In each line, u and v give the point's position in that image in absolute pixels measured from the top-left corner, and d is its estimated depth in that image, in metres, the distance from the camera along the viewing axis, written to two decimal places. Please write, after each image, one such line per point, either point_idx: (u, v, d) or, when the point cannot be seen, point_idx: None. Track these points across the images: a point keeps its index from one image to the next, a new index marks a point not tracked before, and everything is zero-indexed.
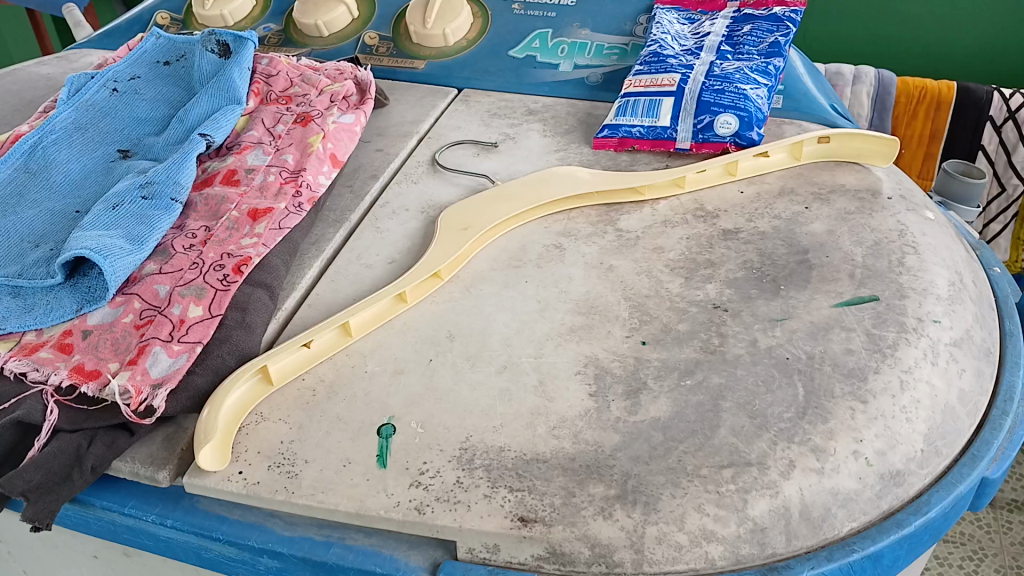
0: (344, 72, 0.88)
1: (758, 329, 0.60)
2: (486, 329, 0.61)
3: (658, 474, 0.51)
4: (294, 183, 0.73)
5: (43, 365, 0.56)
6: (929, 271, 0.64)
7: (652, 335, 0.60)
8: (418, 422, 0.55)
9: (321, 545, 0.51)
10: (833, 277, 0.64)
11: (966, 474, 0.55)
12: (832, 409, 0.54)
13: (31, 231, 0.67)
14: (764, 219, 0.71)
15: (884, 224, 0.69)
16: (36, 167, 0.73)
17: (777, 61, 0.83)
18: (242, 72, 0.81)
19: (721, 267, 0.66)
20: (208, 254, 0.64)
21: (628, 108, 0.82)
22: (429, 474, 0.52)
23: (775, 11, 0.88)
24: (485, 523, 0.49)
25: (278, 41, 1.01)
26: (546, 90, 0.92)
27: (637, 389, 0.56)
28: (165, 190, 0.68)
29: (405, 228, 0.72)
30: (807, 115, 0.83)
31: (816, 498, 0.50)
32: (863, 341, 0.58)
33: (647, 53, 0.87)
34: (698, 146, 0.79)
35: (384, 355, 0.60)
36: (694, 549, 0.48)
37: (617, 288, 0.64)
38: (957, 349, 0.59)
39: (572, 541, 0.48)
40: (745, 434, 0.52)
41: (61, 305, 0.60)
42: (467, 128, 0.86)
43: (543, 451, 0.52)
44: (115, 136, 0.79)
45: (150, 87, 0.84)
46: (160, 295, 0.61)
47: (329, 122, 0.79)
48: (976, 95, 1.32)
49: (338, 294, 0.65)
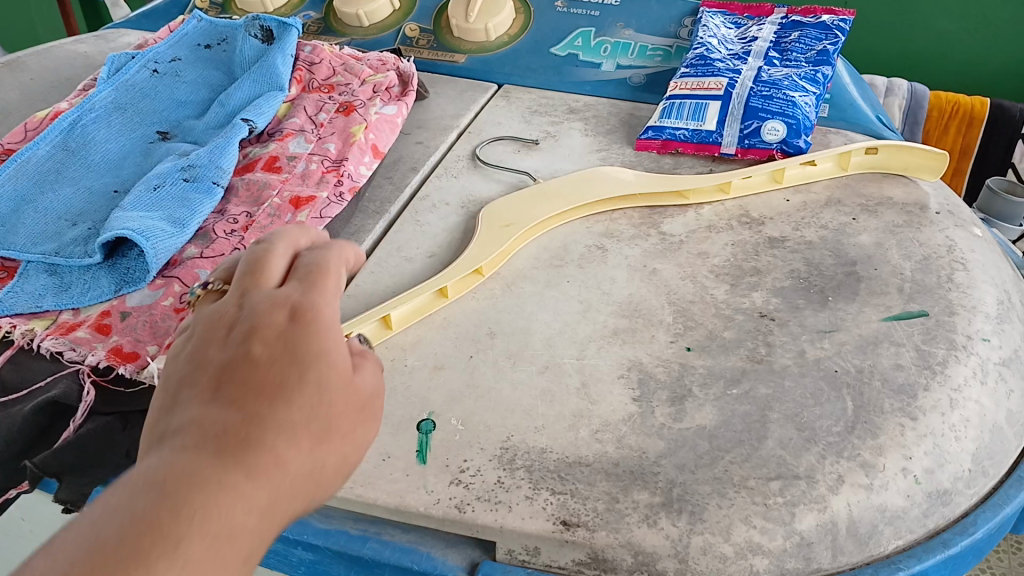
0: (386, 63, 0.87)
1: (805, 340, 0.59)
2: (528, 327, 0.61)
3: (703, 483, 0.50)
4: (336, 172, 0.72)
5: (80, 344, 0.56)
6: (978, 288, 0.63)
7: (697, 341, 0.59)
8: (458, 419, 0.54)
9: (358, 539, 0.50)
10: (881, 290, 0.63)
11: (1013, 495, 0.53)
12: (881, 425, 0.53)
13: (69, 209, 0.67)
14: (811, 228, 0.70)
15: (932, 238, 0.68)
16: (74, 145, 0.73)
17: (826, 69, 0.82)
18: (285, 59, 0.81)
19: (767, 275, 0.65)
20: (250, 241, 0.64)
21: (673, 111, 0.81)
22: (470, 473, 0.51)
23: (824, 18, 0.87)
24: (527, 525, 0.48)
25: (318, 29, 1.01)
26: (588, 90, 0.91)
27: (682, 396, 0.55)
28: (207, 173, 0.68)
29: (445, 223, 0.71)
30: (854, 126, 0.82)
31: (863, 515, 0.49)
32: (912, 356, 0.57)
33: (693, 56, 0.86)
34: (743, 152, 0.77)
35: (425, 350, 0.59)
36: (739, 561, 0.47)
37: (660, 292, 0.63)
38: (1006, 368, 0.58)
39: (615, 548, 0.47)
40: (793, 446, 0.52)
41: (100, 285, 0.60)
42: (508, 124, 0.85)
43: (585, 454, 0.51)
44: (154, 117, 0.78)
45: (191, 69, 0.84)
46: (200, 279, 0.61)
47: (371, 113, 0.79)
48: (1010, 113, 1.30)
49: (378, 286, 0.64)
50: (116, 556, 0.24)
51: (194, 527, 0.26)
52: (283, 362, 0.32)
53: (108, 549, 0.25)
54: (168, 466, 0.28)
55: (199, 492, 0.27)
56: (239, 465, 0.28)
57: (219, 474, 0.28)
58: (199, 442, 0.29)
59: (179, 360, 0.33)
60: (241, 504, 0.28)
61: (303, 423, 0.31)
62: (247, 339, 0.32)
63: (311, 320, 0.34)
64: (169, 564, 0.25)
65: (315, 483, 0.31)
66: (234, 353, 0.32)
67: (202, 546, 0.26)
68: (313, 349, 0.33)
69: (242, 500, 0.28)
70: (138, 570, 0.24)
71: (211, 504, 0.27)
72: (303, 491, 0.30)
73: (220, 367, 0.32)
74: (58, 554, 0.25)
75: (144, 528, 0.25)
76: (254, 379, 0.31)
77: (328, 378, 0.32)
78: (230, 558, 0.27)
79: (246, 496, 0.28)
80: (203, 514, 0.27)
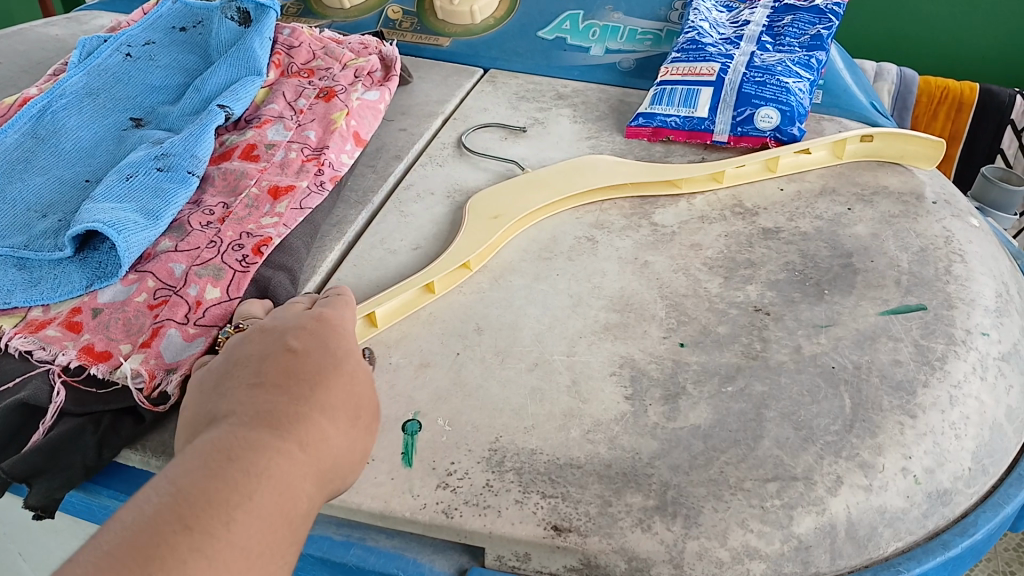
0: (368, 46, 0.84)
1: (801, 335, 0.57)
2: (516, 323, 0.59)
3: (699, 485, 0.48)
4: (316, 161, 0.70)
5: (50, 343, 0.53)
6: (976, 281, 0.61)
7: (690, 337, 0.57)
8: (445, 420, 0.52)
9: (341, 545, 0.48)
10: (878, 283, 0.61)
11: (1013, 494, 0.52)
12: (880, 423, 0.51)
13: (39, 200, 0.64)
14: (806, 219, 0.68)
15: (929, 229, 0.66)
16: (44, 133, 0.70)
17: (820, 54, 0.80)
18: (263, 42, 0.78)
19: (762, 268, 0.63)
20: (227, 233, 0.62)
21: (664, 97, 0.79)
22: (458, 476, 0.49)
23: (817, 2, 0.85)
24: (517, 530, 0.46)
25: (298, 11, 0.99)
26: (576, 74, 0.89)
27: (675, 394, 0.53)
28: (182, 162, 0.65)
29: (431, 213, 0.69)
30: (848, 113, 0.80)
31: (863, 516, 0.47)
32: (910, 352, 0.56)
33: (684, 40, 0.84)
34: (736, 139, 0.76)
35: (410, 347, 0.57)
36: (736, 566, 0.45)
37: (653, 285, 0.62)
38: (1005, 363, 0.56)
39: (609, 554, 0.46)
40: (790, 446, 0.50)
41: (70, 280, 0.57)
42: (494, 110, 0.82)
43: (577, 455, 0.50)
44: (128, 103, 0.75)
45: (166, 53, 0.81)
46: (175, 274, 0.58)
47: (352, 99, 0.76)
48: (999, 99, 1.30)
49: (361, 280, 0.62)
50: (176, 523, 0.31)
51: (252, 489, 0.33)
52: (317, 354, 0.41)
53: (170, 521, 0.31)
54: (223, 444, 0.34)
55: (242, 470, 0.33)
56: (288, 437, 0.36)
57: (274, 444, 0.35)
58: (249, 421, 0.36)
59: (217, 370, 0.41)
60: (293, 467, 0.35)
61: (341, 403, 0.39)
62: (283, 339, 0.42)
63: (333, 327, 0.44)
64: (236, 515, 0.32)
65: (350, 456, 0.39)
66: (273, 349, 0.41)
67: (263, 502, 0.33)
68: (341, 347, 0.42)
69: (293, 464, 0.35)
70: (198, 531, 0.31)
71: (264, 472, 0.34)
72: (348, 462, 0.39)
73: (261, 362, 0.40)
74: (124, 523, 0.30)
75: (200, 500, 0.32)
76: (292, 367, 0.40)
77: (359, 364, 0.42)
78: (289, 508, 0.34)
79: (300, 460, 0.35)
80: (266, 473, 0.34)
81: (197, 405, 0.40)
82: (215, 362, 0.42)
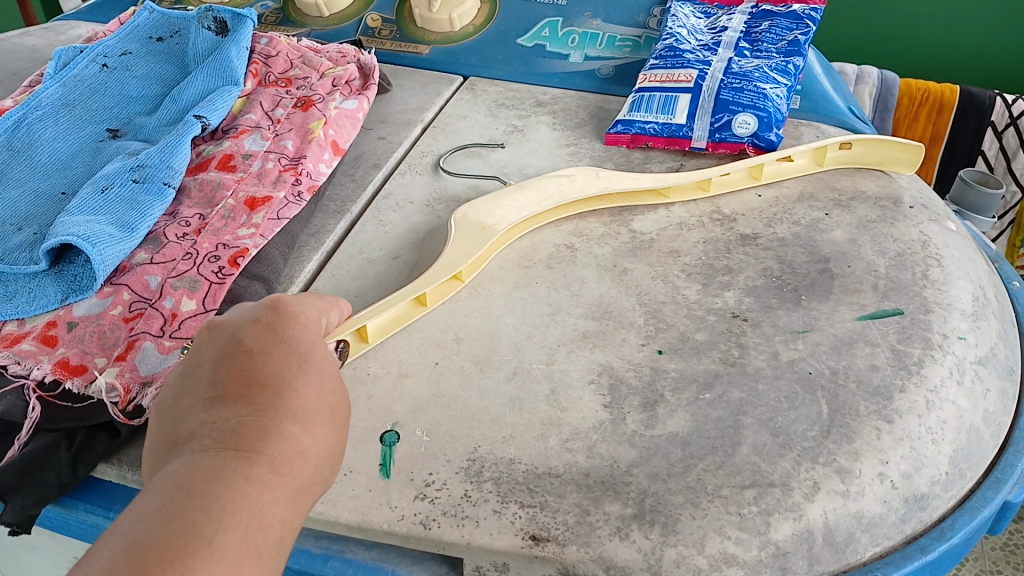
0: (346, 55, 0.84)
1: (779, 341, 0.57)
2: (495, 332, 0.59)
3: (677, 493, 0.48)
4: (294, 171, 0.70)
5: (25, 358, 0.53)
6: (953, 285, 0.62)
7: (668, 344, 0.57)
8: (423, 430, 0.52)
9: (319, 558, 0.48)
10: (856, 288, 0.62)
11: (989, 498, 0.52)
12: (857, 429, 0.51)
13: (14, 213, 0.63)
14: (783, 225, 0.68)
15: (907, 234, 0.67)
16: (19, 145, 0.69)
17: (797, 59, 0.81)
18: (240, 51, 0.78)
19: (739, 274, 0.63)
20: (203, 244, 0.61)
21: (642, 104, 0.79)
22: (436, 486, 0.49)
23: (794, 7, 0.85)
24: (495, 541, 0.46)
25: (276, 19, 0.98)
26: (555, 81, 0.89)
27: (653, 401, 0.53)
28: (157, 174, 0.65)
29: (409, 222, 0.69)
30: (825, 117, 0.81)
31: (840, 523, 0.47)
32: (888, 357, 0.56)
33: (662, 46, 0.85)
34: (714, 146, 0.76)
35: (388, 357, 0.57)
36: (714, 573, 0.45)
37: (631, 292, 0.62)
38: (982, 367, 0.57)
39: (587, 563, 0.46)
40: (767, 453, 0.50)
41: (46, 293, 0.57)
42: (473, 118, 0.82)
43: (555, 465, 0.50)
44: (104, 114, 0.75)
45: (142, 63, 0.81)
46: (150, 286, 0.58)
47: (330, 108, 0.76)
48: (979, 100, 1.30)
49: (339, 290, 0.62)
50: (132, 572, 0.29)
51: (218, 523, 0.32)
52: (277, 359, 0.40)
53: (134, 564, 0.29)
54: (186, 474, 0.33)
55: (209, 501, 0.32)
56: (254, 459, 0.35)
57: (242, 469, 0.34)
58: (213, 445, 0.35)
59: (174, 385, 0.40)
60: (262, 491, 0.34)
61: (309, 410, 0.38)
62: (239, 343, 0.40)
63: (293, 323, 0.42)
64: (201, 558, 0.30)
65: (321, 464, 0.38)
66: (230, 357, 0.39)
67: (230, 535, 0.32)
68: (303, 344, 0.41)
69: (263, 488, 0.34)
70: None
71: (231, 501, 0.33)
72: (321, 475, 0.38)
73: (219, 374, 0.39)
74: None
75: (161, 541, 0.30)
76: (251, 376, 0.38)
77: (326, 364, 0.41)
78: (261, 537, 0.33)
79: (270, 484, 0.34)
80: (234, 503, 0.33)
81: (158, 425, 0.39)
82: (172, 375, 0.41)
